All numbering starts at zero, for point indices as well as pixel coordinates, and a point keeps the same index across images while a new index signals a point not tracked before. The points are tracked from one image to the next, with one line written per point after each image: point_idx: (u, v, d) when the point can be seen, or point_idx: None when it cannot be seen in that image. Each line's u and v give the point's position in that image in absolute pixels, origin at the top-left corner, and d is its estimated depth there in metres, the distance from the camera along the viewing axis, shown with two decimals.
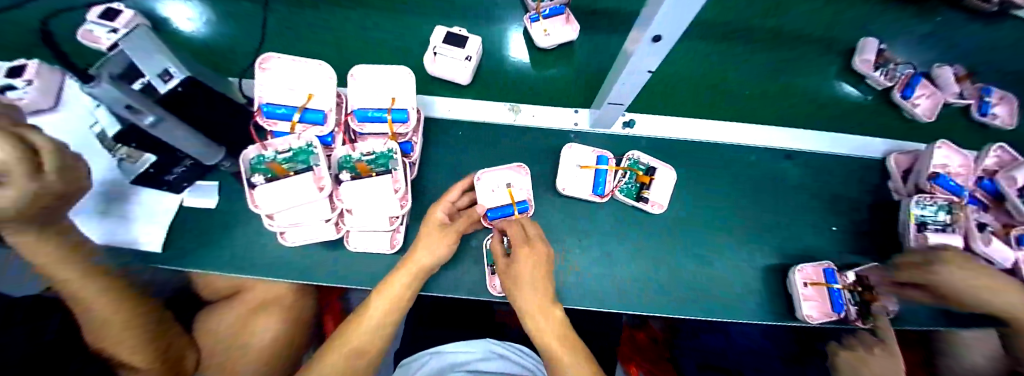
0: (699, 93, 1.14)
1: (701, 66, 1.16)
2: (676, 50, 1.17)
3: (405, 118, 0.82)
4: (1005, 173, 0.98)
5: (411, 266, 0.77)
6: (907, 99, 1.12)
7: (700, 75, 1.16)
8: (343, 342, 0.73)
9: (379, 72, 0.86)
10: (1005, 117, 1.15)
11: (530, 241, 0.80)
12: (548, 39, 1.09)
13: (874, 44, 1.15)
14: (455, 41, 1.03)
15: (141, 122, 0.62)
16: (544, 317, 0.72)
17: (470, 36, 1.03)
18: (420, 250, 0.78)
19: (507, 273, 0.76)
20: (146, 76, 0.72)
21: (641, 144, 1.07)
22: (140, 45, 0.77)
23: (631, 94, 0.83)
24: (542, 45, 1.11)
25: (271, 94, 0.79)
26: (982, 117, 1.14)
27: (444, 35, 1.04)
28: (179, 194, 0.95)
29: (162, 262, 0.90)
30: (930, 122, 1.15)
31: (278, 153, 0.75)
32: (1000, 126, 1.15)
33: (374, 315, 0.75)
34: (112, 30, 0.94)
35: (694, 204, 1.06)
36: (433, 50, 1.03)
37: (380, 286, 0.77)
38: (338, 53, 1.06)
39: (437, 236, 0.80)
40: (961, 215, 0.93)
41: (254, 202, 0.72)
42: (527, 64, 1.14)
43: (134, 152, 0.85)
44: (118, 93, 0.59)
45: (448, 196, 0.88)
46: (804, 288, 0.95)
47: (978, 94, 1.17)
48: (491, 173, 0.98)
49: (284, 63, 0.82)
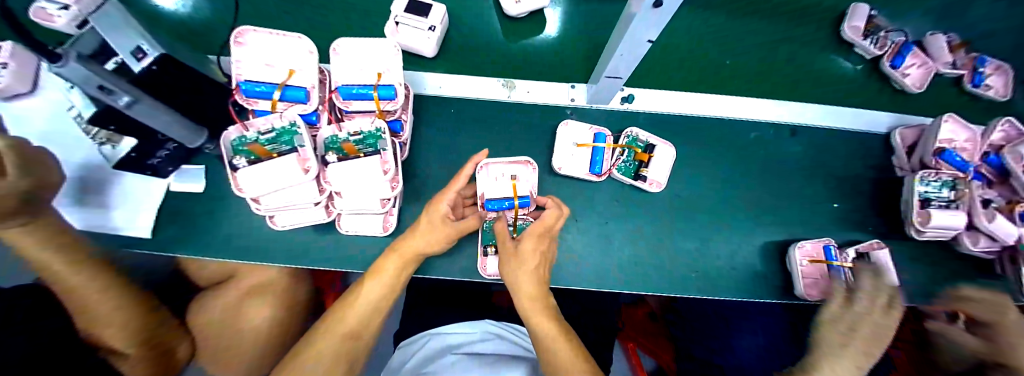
0: (691, 67, 1.09)
1: (700, 61, 1.10)
2: (669, 35, 1.09)
3: (392, 95, 0.78)
4: (1012, 149, 0.94)
5: (404, 251, 0.76)
6: (895, 69, 1.07)
7: (700, 72, 1.09)
8: (337, 324, 0.73)
9: (364, 46, 0.82)
10: (1001, 87, 1.09)
11: (545, 232, 0.75)
12: (518, 7, 1.03)
13: (864, 10, 1.07)
14: (418, 10, 0.97)
15: (115, 103, 0.59)
16: (542, 312, 0.71)
17: (434, 4, 0.97)
18: (416, 236, 0.77)
19: (513, 257, 0.73)
20: (119, 54, 0.72)
21: (640, 120, 1.04)
22: (106, 15, 0.72)
23: (630, 66, 0.79)
24: (512, 14, 1.04)
25: (250, 71, 0.76)
26: (975, 89, 1.09)
27: (405, 3, 0.98)
28: (166, 178, 0.93)
29: (152, 248, 0.90)
30: (920, 92, 1.09)
31: (260, 134, 0.73)
32: (993, 98, 1.09)
33: (368, 295, 0.75)
34: (63, 7, 0.87)
35: (697, 184, 1.03)
36: (394, 20, 0.97)
37: (374, 269, 0.77)
38: (310, 27, 1.00)
39: (440, 229, 0.76)
40: (965, 191, 0.92)
41: (238, 186, 0.70)
42: (500, 34, 1.08)
43: (114, 136, 0.85)
44: (90, 74, 0.53)
45: (456, 185, 0.76)
46: (803, 265, 0.94)
47: (972, 64, 1.10)
48: (496, 165, 0.94)
49: (261, 37, 0.77)
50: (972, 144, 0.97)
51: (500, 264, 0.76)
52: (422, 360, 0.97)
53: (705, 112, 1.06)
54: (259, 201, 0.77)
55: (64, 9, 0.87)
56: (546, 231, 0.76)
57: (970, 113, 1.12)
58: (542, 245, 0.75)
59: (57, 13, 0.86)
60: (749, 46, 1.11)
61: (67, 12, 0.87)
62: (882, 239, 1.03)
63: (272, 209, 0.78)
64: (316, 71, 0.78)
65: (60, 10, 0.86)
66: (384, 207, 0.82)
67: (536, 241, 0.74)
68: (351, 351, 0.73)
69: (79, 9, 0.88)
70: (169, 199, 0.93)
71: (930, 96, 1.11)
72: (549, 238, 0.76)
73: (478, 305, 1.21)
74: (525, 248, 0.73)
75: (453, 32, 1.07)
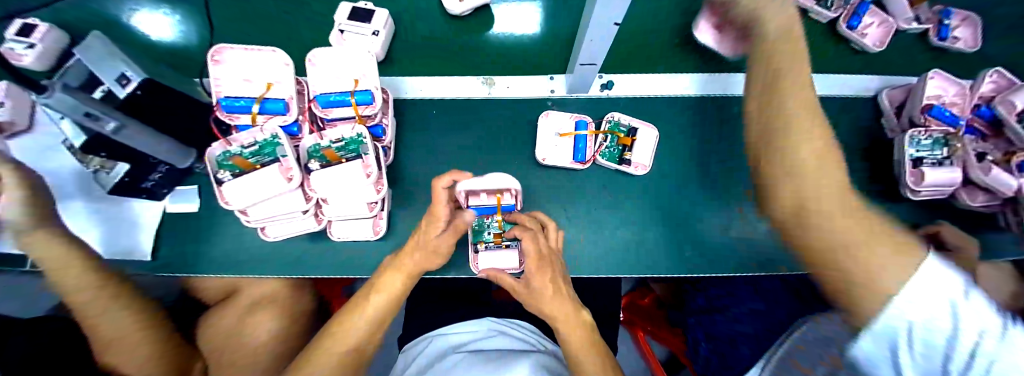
0: (684, 61, 1.06)
1: (679, 51, 1.07)
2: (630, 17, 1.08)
3: (370, 99, 0.79)
4: (1002, 99, 0.92)
5: (405, 266, 0.77)
6: (853, 30, 1.04)
7: (681, 62, 1.06)
8: (343, 332, 0.71)
9: (337, 53, 0.83)
10: (968, 39, 1.07)
11: (548, 259, 0.83)
12: (462, 5, 1.01)
13: None
14: (361, 17, 0.97)
15: (103, 129, 0.65)
16: (567, 328, 0.78)
17: (376, 9, 0.97)
18: (415, 254, 0.77)
19: (526, 292, 0.80)
20: (105, 84, 0.74)
21: (620, 104, 1.05)
22: (94, 51, 0.78)
23: (603, 52, 0.81)
24: (454, 12, 1.02)
25: (229, 87, 0.77)
26: (941, 42, 1.06)
27: (347, 11, 0.97)
28: (161, 201, 0.95)
29: (149, 270, 0.92)
30: (881, 52, 1.07)
31: (243, 148, 0.75)
32: (962, 50, 1.07)
33: (374, 309, 0.74)
34: (30, 45, 0.84)
35: (682, 163, 1.03)
36: (338, 28, 0.95)
37: (372, 288, 0.76)
38: (277, 41, 1.02)
39: (427, 243, 0.76)
40: (958, 147, 0.91)
41: (224, 199, 0.72)
42: (445, 36, 1.06)
43: (106, 163, 0.84)
44: (76, 101, 0.61)
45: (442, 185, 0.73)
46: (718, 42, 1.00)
47: (937, 17, 1.07)
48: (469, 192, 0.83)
49: (237, 54, 0.79)
50: (962, 97, 0.97)
51: (523, 302, 0.84)
52: (424, 362, 0.98)
53: (681, 92, 1.06)
54: (247, 214, 0.79)
55: (29, 47, 0.83)
56: (542, 262, 0.82)
57: (952, 67, 1.08)
58: (549, 275, 0.81)
59: (22, 52, 0.83)
60: None
61: (33, 51, 0.83)
62: (878, 203, 1.01)
63: (261, 221, 0.80)
64: (294, 82, 0.79)
65: (26, 49, 0.83)
66: (373, 211, 0.85)
67: (543, 278, 0.80)
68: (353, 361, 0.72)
69: (45, 46, 0.85)
70: (168, 220, 0.96)
71: (901, 53, 1.09)
72: (547, 264, 0.83)
73: (481, 303, 1.23)
74: (536, 283, 0.80)
75: (447, 33, 1.06)
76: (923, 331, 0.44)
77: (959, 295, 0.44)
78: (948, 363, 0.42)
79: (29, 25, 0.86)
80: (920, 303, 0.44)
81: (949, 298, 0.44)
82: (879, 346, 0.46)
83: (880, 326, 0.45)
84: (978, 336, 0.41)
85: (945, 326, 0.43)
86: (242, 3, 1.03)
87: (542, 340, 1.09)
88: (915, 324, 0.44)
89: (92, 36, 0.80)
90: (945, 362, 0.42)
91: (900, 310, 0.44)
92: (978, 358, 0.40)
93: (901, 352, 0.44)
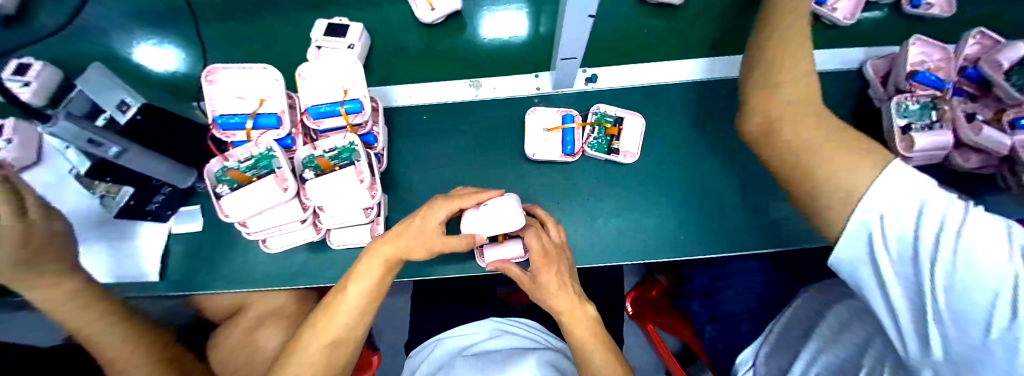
0: (656, 52, 1.09)
1: (651, 41, 1.10)
2: (602, 12, 1.11)
3: (359, 108, 0.82)
4: (989, 59, 0.92)
5: (386, 251, 0.76)
6: (823, 5, 1.06)
7: (655, 51, 1.09)
8: (323, 331, 0.72)
9: (326, 66, 0.86)
10: (942, 4, 1.08)
11: (547, 253, 0.84)
12: (432, 14, 1.05)
13: None
14: (336, 31, 0.99)
15: (106, 154, 0.69)
16: (570, 319, 0.80)
17: (351, 24, 1.00)
18: (386, 241, 0.77)
19: (533, 287, 0.83)
20: (105, 111, 0.76)
21: (605, 96, 1.07)
22: (97, 81, 0.79)
23: (583, 45, 0.82)
24: (427, 21, 1.06)
25: (223, 106, 0.81)
26: (915, 10, 1.07)
27: (323, 27, 0.99)
28: (167, 222, 0.98)
29: (153, 290, 0.94)
30: (852, 24, 1.08)
31: (240, 162, 0.78)
32: (938, 15, 1.07)
33: (351, 301, 0.73)
34: (26, 83, 0.81)
35: (670, 148, 1.04)
36: (314, 44, 0.97)
37: (349, 277, 0.76)
38: (266, 60, 1.06)
39: (420, 235, 0.78)
40: (947, 109, 0.92)
41: (224, 212, 0.75)
42: (427, 43, 1.10)
43: (113, 187, 0.88)
44: (78, 128, 0.64)
45: (462, 201, 0.80)
46: None
47: None
48: (492, 223, 0.82)
49: (230, 73, 0.82)
50: (946, 62, 0.98)
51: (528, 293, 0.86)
52: (431, 367, 0.99)
53: (663, 80, 1.07)
54: (248, 226, 0.81)
55: (25, 85, 0.81)
56: (546, 257, 0.83)
57: (931, 33, 1.09)
58: (555, 269, 0.82)
59: (18, 90, 0.81)
60: (707, 25, 1.10)
61: (29, 89, 0.81)
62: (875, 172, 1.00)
63: (261, 231, 0.83)
64: (285, 96, 0.83)
65: (21, 88, 0.81)
66: (368, 216, 0.87)
67: (545, 274, 0.81)
68: (337, 361, 0.72)
69: (40, 83, 0.83)
70: (172, 241, 0.98)
71: (877, 24, 1.10)
72: (553, 258, 0.84)
73: (485, 303, 1.24)
74: (543, 279, 0.81)
75: (427, 41, 1.10)
76: (894, 227, 0.48)
77: (935, 195, 0.47)
78: (917, 251, 0.46)
79: (24, 65, 0.84)
80: (887, 202, 0.48)
81: (920, 196, 0.47)
82: (856, 245, 0.52)
83: (852, 225, 0.51)
84: (944, 221, 0.45)
85: (913, 222, 0.47)
86: (229, 27, 1.07)
87: (548, 336, 1.09)
88: (887, 213, 0.48)
89: (93, 68, 0.82)
90: (914, 250, 0.47)
91: (867, 211, 0.49)
92: (945, 239, 0.44)
93: (874, 248, 0.50)
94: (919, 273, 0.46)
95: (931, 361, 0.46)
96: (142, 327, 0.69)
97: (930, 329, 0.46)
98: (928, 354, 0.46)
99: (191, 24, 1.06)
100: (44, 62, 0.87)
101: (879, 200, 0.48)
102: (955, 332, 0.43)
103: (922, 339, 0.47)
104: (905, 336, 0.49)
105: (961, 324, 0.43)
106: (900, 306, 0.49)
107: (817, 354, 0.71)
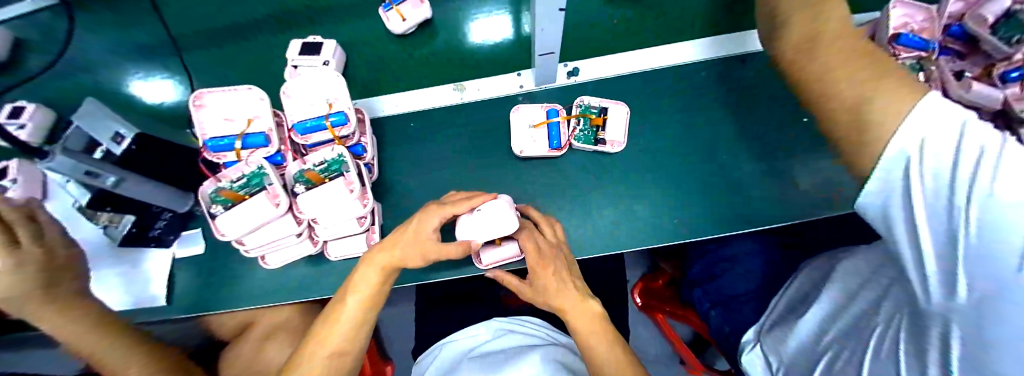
0: (629, 42, 1.11)
1: (624, 32, 1.11)
2: (570, 8, 1.13)
3: (344, 120, 0.83)
4: (972, 14, 0.91)
5: (379, 260, 0.77)
6: None
7: (628, 41, 1.11)
8: (321, 344, 0.73)
9: (310, 82, 0.88)
10: None
11: (541, 251, 0.84)
12: (403, 24, 1.08)
13: None
14: (312, 49, 1.02)
15: (103, 183, 0.72)
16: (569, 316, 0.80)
17: (324, 41, 1.02)
18: (380, 250, 0.78)
19: (532, 288, 0.84)
20: (102, 143, 0.81)
21: (588, 88, 1.07)
22: (89, 113, 0.82)
23: (558, 38, 0.83)
24: (398, 31, 1.09)
25: (213, 129, 0.83)
26: None
27: (298, 47, 1.01)
28: (169, 247, 0.99)
29: (150, 317, 0.94)
30: None
31: (233, 182, 0.80)
32: None
33: (348, 313, 0.74)
34: (21, 125, 0.85)
35: (656, 134, 1.04)
36: (291, 64, 0.98)
37: (347, 287, 0.77)
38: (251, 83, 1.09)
39: (415, 244, 0.78)
40: (933, 70, 0.91)
41: (219, 231, 0.77)
42: (405, 53, 1.12)
43: (115, 217, 0.91)
44: (76, 162, 0.67)
45: (456, 207, 0.80)
46: None
47: None
48: (486, 228, 0.84)
49: (217, 96, 0.85)
50: (929, 22, 0.97)
51: (529, 297, 0.86)
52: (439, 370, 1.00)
53: (642, 67, 1.07)
54: (245, 244, 0.83)
55: (20, 127, 0.85)
56: (541, 255, 0.84)
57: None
58: (551, 267, 0.82)
59: (15, 133, 0.84)
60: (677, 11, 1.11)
61: (25, 131, 0.85)
62: None
63: (258, 248, 0.84)
64: (271, 114, 0.85)
65: (18, 130, 0.84)
66: (362, 225, 0.88)
67: (541, 271, 0.82)
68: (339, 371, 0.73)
69: (35, 124, 0.86)
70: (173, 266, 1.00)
71: None
72: (549, 259, 0.84)
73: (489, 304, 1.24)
74: (541, 279, 0.82)
75: (404, 51, 1.12)
76: (930, 159, 0.42)
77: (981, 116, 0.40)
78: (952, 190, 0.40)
79: (18, 108, 0.88)
80: (922, 133, 0.42)
81: (964, 119, 0.40)
82: (888, 183, 0.47)
83: (884, 163, 0.46)
84: (983, 146, 0.38)
85: (951, 153, 0.40)
86: (210, 54, 1.11)
87: (552, 332, 1.09)
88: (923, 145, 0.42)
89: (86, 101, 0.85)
90: (950, 187, 0.40)
91: (900, 144, 0.44)
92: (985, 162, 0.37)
93: (910, 186, 0.44)
94: (953, 207, 0.40)
95: (953, 306, 0.42)
96: (150, 348, 0.71)
97: (959, 271, 0.41)
98: (952, 299, 0.42)
99: (174, 54, 1.10)
100: (37, 104, 0.90)
101: (914, 131, 0.43)
102: (984, 273, 0.38)
103: (948, 285, 0.42)
104: (931, 280, 0.44)
105: (989, 265, 0.37)
106: (929, 250, 0.44)
107: (823, 327, 0.69)
